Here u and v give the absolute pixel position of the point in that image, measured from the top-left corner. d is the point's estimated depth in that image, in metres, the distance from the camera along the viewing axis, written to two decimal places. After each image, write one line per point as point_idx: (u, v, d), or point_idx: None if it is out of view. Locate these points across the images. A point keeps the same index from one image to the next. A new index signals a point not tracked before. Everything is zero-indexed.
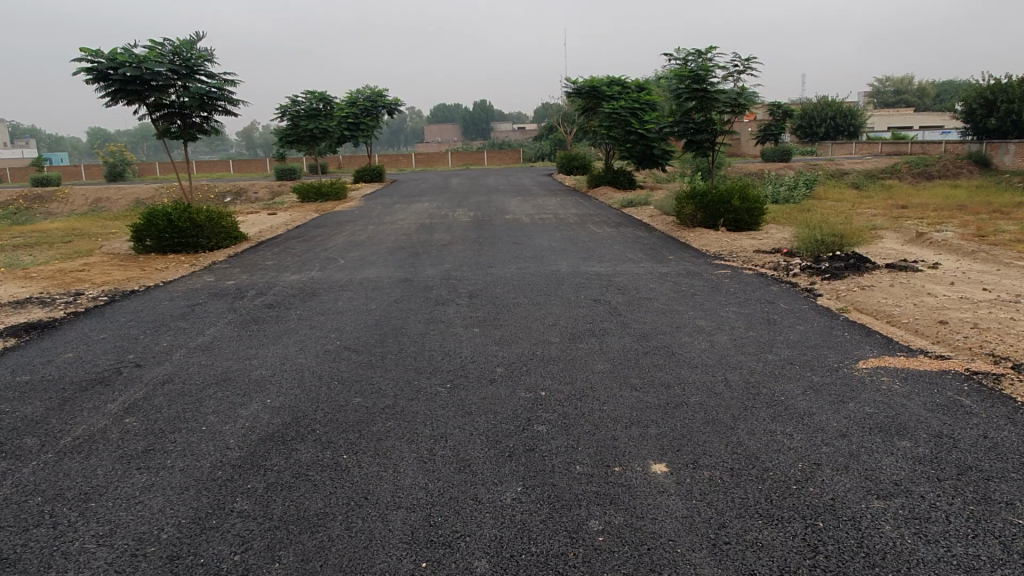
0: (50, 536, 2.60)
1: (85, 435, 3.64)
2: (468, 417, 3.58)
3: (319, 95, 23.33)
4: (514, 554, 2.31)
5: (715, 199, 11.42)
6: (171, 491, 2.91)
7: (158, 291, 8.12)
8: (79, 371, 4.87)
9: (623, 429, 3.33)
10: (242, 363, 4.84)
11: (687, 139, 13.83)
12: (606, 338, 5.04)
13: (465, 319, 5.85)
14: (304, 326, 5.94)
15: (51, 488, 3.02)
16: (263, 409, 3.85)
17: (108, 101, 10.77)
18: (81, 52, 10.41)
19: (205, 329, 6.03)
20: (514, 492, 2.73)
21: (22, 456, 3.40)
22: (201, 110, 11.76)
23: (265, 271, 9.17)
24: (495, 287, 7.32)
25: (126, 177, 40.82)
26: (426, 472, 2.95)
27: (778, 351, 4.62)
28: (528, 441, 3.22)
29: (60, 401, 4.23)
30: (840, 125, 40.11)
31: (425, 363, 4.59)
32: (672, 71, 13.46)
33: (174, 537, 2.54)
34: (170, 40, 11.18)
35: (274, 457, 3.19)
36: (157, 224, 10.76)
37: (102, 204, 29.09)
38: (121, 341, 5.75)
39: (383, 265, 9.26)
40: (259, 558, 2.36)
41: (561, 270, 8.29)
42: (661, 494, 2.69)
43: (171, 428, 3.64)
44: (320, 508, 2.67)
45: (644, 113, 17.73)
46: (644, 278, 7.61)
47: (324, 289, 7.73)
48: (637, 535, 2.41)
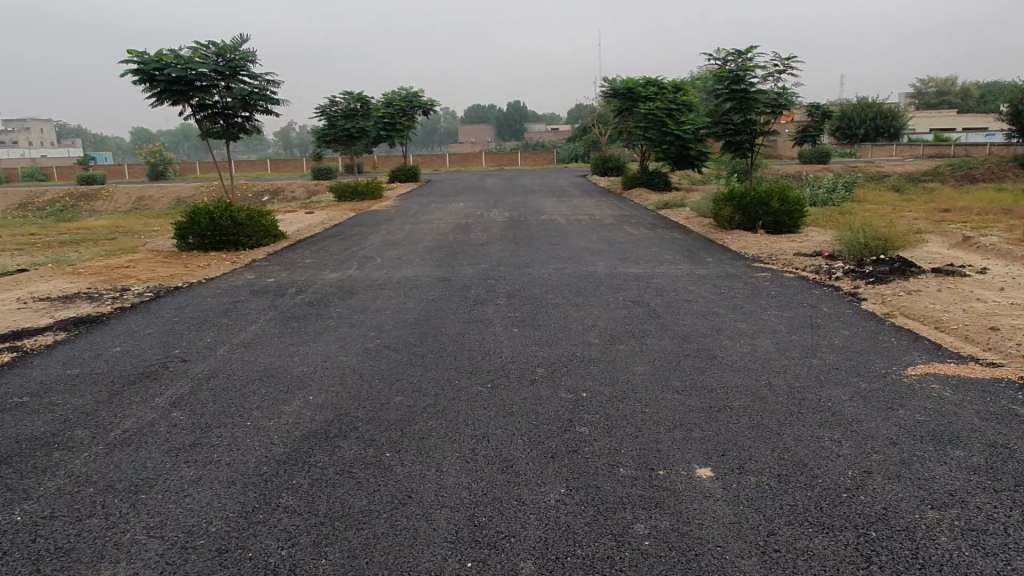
0: (102, 527, 2.66)
1: (133, 428, 3.73)
2: (510, 417, 3.57)
3: (356, 95, 23.73)
4: (560, 557, 2.30)
5: (755, 201, 11.23)
6: (218, 484, 2.96)
7: (202, 288, 8.25)
8: (128, 365, 4.98)
9: (666, 432, 3.30)
10: (284, 360, 4.91)
11: (727, 140, 13.61)
12: (646, 340, 5.00)
13: (504, 319, 5.85)
14: (344, 324, 5.99)
15: (103, 479, 3.09)
16: (307, 406, 3.90)
17: (154, 101, 11.03)
18: (128, 54, 10.70)
19: (248, 326, 6.11)
20: (558, 494, 2.71)
21: (74, 447, 3.49)
22: (242, 110, 11.93)
23: (304, 270, 9.29)
24: (533, 287, 7.30)
25: (167, 177, 41.77)
26: (469, 472, 2.95)
27: (823, 356, 4.54)
28: (570, 442, 3.21)
29: (110, 394, 4.34)
30: (880, 126, 39.40)
31: (465, 363, 4.60)
32: (711, 71, 13.35)
33: (222, 531, 2.58)
34: (214, 41, 11.41)
35: (319, 454, 3.22)
36: (199, 222, 11.00)
37: (144, 203, 29.79)
38: (166, 337, 5.86)
39: (420, 265, 9.30)
40: (307, 554, 2.38)
41: (599, 271, 8.25)
42: (706, 499, 2.65)
43: (217, 423, 3.70)
44: (365, 506, 2.69)
45: (681, 114, 17.56)
46: (683, 280, 7.53)
47: (361, 288, 7.79)
48: (684, 540, 2.38)
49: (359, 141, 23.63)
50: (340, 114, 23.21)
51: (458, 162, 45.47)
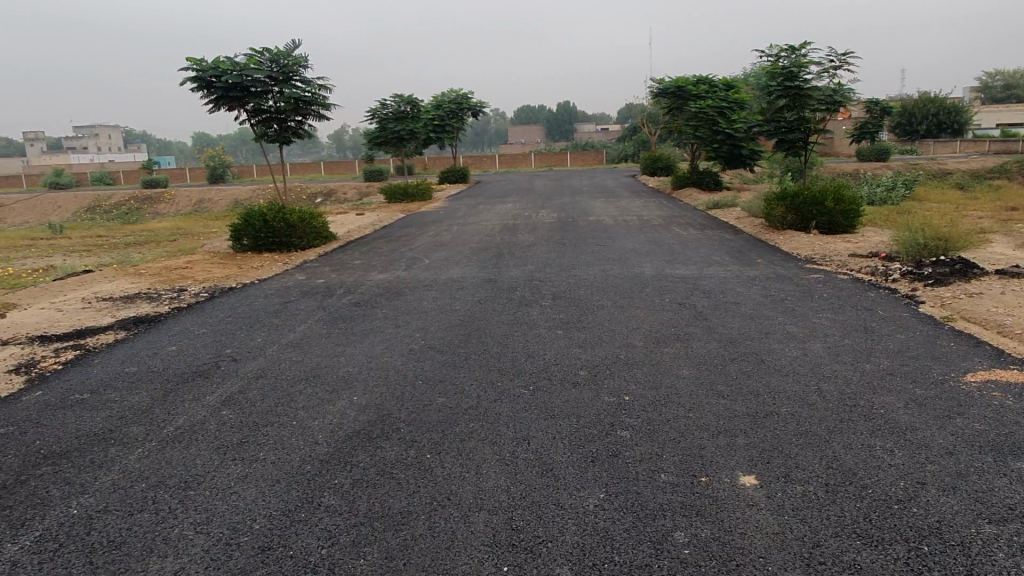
0: (153, 522, 2.74)
1: (185, 425, 3.84)
2: (551, 420, 3.56)
3: (406, 98, 23.98)
4: (597, 563, 2.28)
5: (808, 200, 10.95)
6: (263, 482, 3.02)
7: (255, 289, 8.45)
8: (182, 364, 5.14)
9: (710, 437, 3.24)
10: (331, 360, 4.99)
11: (779, 139, 13.32)
12: (692, 343, 4.92)
13: (548, 321, 5.83)
14: (391, 325, 6.06)
15: (155, 475, 3.19)
16: (351, 406, 3.95)
17: (212, 108, 11.36)
18: (187, 62, 11.05)
19: (297, 327, 6.23)
20: (597, 500, 2.69)
21: (129, 443, 3.61)
22: (295, 115, 12.19)
23: (353, 271, 9.43)
24: (578, 289, 7.26)
25: (226, 180, 42.98)
26: (508, 475, 2.94)
27: (876, 361, 4.39)
28: (610, 447, 3.18)
29: (164, 392, 4.47)
30: (944, 122, 37.98)
31: (508, 365, 4.60)
32: (763, 68, 13.08)
33: (266, 529, 2.63)
34: (268, 48, 11.71)
35: (361, 454, 3.26)
36: (254, 224, 11.27)
37: (204, 205, 30.71)
38: (219, 336, 6.03)
39: (467, 266, 9.34)
40: (346, 554, 2.41)
41: (646, 272, 8.16)
42: (750, 507, 2.59)
43: (264, 422, 3.78)
44: (404, 507, 2.71)
45: (732, 112, 17.25)
46: (732, 282, 7.40)
47: (408, 289, 7.85)
48: (725, 550, 2.32)
49: (409, 143, 23.91)
50: (390, 117, 23.45)
51: (508, 163, 45.56)
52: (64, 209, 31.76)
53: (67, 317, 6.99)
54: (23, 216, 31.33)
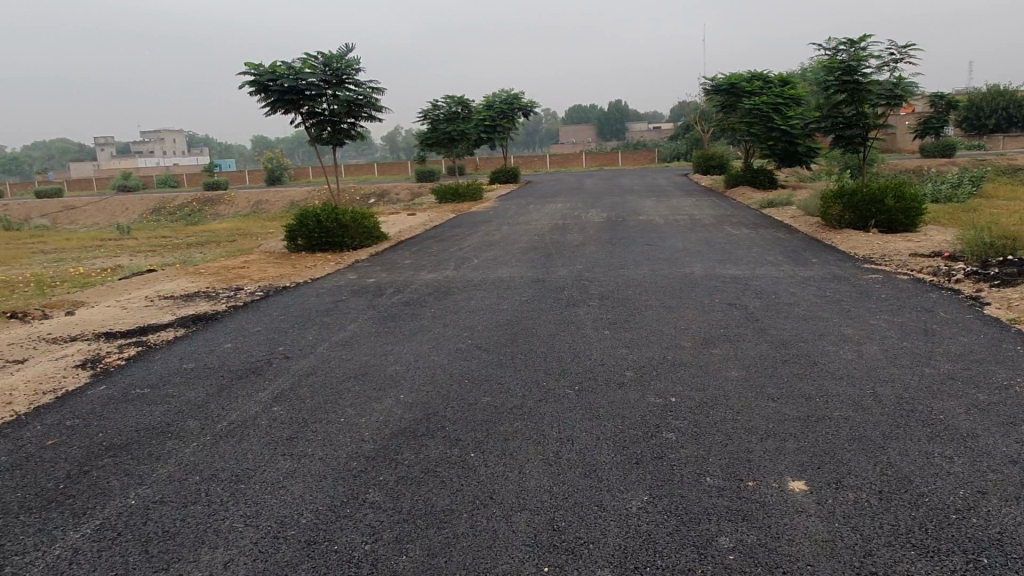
0: (204, 513, 2.83)
1: (238, 421, 3.94)
2: (596, 420, 3.53)
3: (457, 99, 24.17)
4: (639, 567, 2.25)
5: (866, 198, 10.63)
6: (310, 478, 3.08)
7: (308, 288, 8.63)
8: (237, 361, 5.28)
9: (759, 441, 3.17)
10: (379, 358, 5.07)
11: (836, 135, 12.97)
12: (742, 344, 4.84)
13: (596, 321, 5.80)
14: (439, 324, 6.13)
15: (208, 468, 3.28)
16: (398, 404, 4.00)
17: (268, 111, 11.65)
18: (245, 66, 11.36)
19: (348, 325, 6.34)
20: (640, 502, 2.66)
21: (185, 437, 3.73)
22: (348, 117, 12.40)
23: (403, 270, 9.55)
24: (627, 289, 7.21)
25: (283, 182, 44.07)
26: (551, 475, 2.94)
27: (936, 364, 4.23)
28: (655, 449, 3.14)
29: (219, 388, 4.61)
30: (1015, 116, 36.31)
31: (554, 365, 4.58)
32: (820, 62, 12.74)
33: (312, 523, 2.67)
34: (322, 52, 11.94)
35: (406, 451, 3.29)
36: (308, 224, 11.52)
37: (262, 206, 31.55)
38: (273, 334, 6.18)
39: (515, 265, 9.36)
40: (389, 549, 2.44)
41: (696, 272, 8.05)
42: (799, 513, 2.52)
43: (313, 419, 3.85)
44: (447, 504, 2.73)
45: (787, 109, 16.86)
46: (785, 282, 7.23)
47: (457, 289, 7.91)
48: (771, 557, 2.27)
49: (461, 144, 24.08)
50: (441, 118, 23.67)
51: (558, 163, 45.44)
52: (132, 210, 33.05)
53: (131, 315, 7.26)
54: (94, 217, 32.76)
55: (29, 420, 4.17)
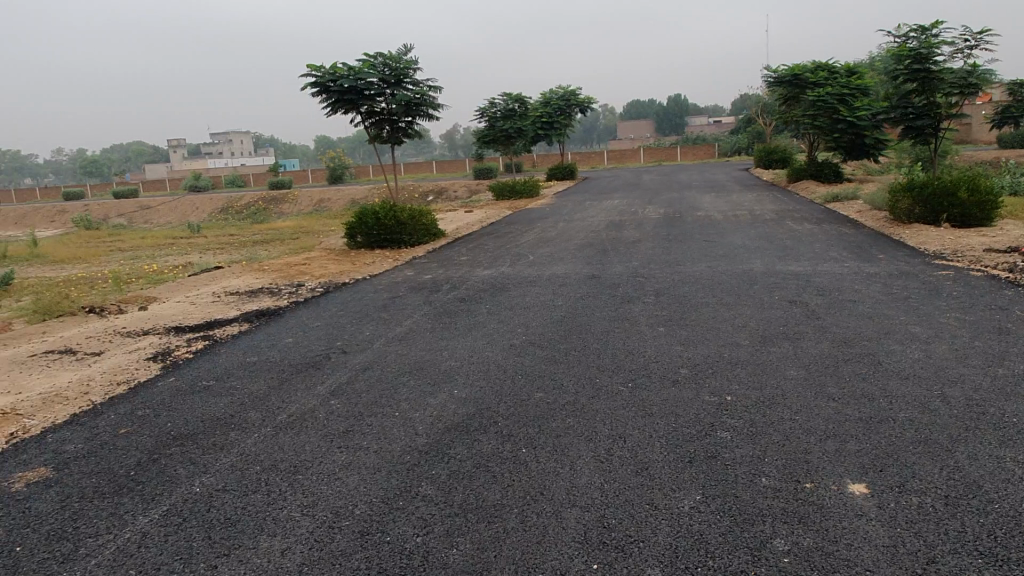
0: (264, 502, 2.92)
1: (297, 413, 4.04)
2: (649, 418, 3.50)
3: (514, 96, 24.20)
4: (689, 567, 2.22)
5: (938, 191, 10.20)
6: (366, 470, 3.14)
7: (366, 284, 8.78)
8: (298, 355, 5.42)
9: (817, 442, 3.08)
10: (434, 354, 5.12)
11: (906, 126, 12.47)
12: (801, 342, 4.71)
13: (651, 318, 5.73)
14: (493, 320, 6.16)
15: (268, 459, 3.38)
16: (451, 399, 4.04)
17: (329, 111, 11.91)
18: (307, 68, 11.63)
19: (404, 321, 6.43)
20: (693, 501, 2.62)
21: (247, 428, 3.85)
22: (406, 116, 12.55)
23: (459, 267, 9.64)
24: (684, 285, 7.11)
25: (344, 180, 44.99)
26: (602, 472, 2.92)
27: (1010, 365, 4.03)
28: (709, 448, 3.09)
29: (280, 381, 4.74)
30: None
31: (608, 362, 4.55)
32: (889, 50, 12.28)
33: (366, 514, 2.73)
34: (382, 52, 12.12)
35: (458, 446, 3.32)
36: (367, 222, 11.71)
37: (324, 205, 32.26)
38: (332, 329, 6.32)
39: (570, 262, 9.34)
40: (440, 542, 2.47)
41: (755, 268, 7.87)
42: (859, 517, 2.45)
43: (369, 412, 3.92)
44: (497, 499, 2.75)
45: (854, 99, 16.30)
46: (849, 279, 7.01)
47: (512, 286, 7.92)
48: (828, 561, 2.21)
49: (517, 141, 24.11)
50: (499, 115, 23.75)
51: (616, 159, 45.02)
52: (201, 209, 34.27)
53: (198, 310, 7.53)
54: (167, 216, 34.11)
55: (103, 409, 4.37)
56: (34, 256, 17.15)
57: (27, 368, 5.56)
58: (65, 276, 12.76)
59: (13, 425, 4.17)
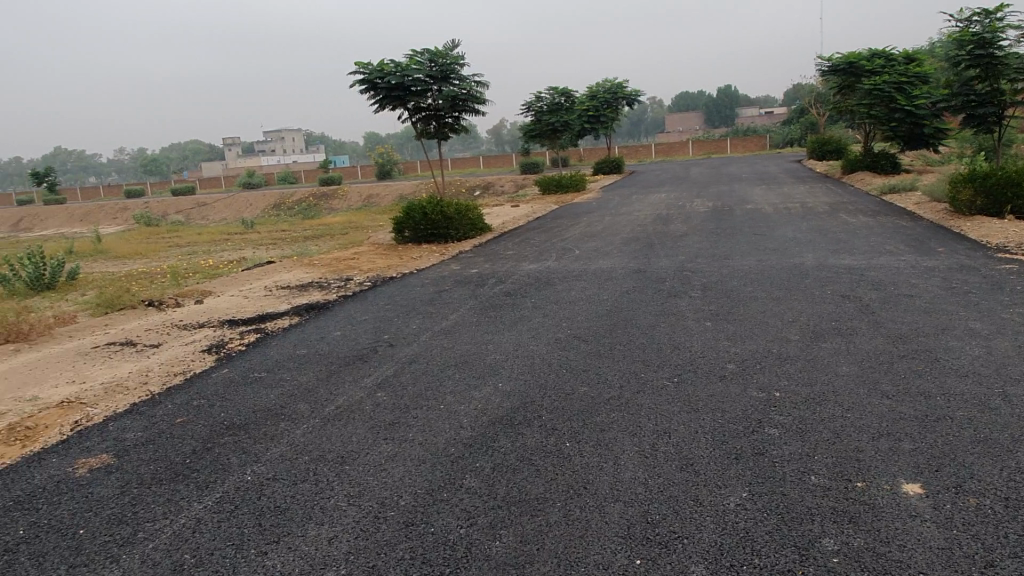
0: (312, 491, 2.98)
1: (345, 405, 4.11)
2: (695, 413, 3.46)
3: (561, 90, 24.15)
4: (734, 565, 2.19)
5: (1002, 182, 9.79)
6: (411, 462, 3.18)
7: (413, 278, 8.87)
8: (346, 348, 5.51)
9: (870, 440, 3.00)
10: (479, 347, 5.15)
11: (968, 114, 12.00)
12: (854, 338, 4.59)
13: (697, 312, 5.66)
14: (538, 314, 6.16)
15: (317, 449, 3.45)
16: (495, 393, 4.06)
17: (377, 108, 12.06)
18: (356, 66, 11.80)
19: (450, 315, 6.48)
20: (739, 498, 2.58)
21: (296, 419, 3.94)
22: (453, 111, 12.61)
23: (505, 261, 9.66)
24: (732, 279, 6.99)
25: (393, 176, 45.49)
26: (646, 467, 2.90)
27: None
28: (757, 445, 3.03)
29: (328, 373, 4.83)
30: None
31: (653, 356, 4.51)
32: (951, 35, 11.84)
33: (411, 505, 2.77)
34: (429, 48, 12.22)
35: (503, 439, 3.34)
36: (414, 217, 11.83)
37: (373, 200, 32.69)
38: (380, 323, 6.41)
39: (617, 256, 9.27)
40: (483, 534, 2.49)
41: (806, 262, 7.69)
42: (913, 518, 2.37)
43: (414, 405, 3.97)
44: (541, 493, 2.75)
45: (913, 87, 15.77)
46: (906, 273, 6.79)
47: (557, 280, 7.91)
48: (879, 562, 2.15)
49: (564, 135, 24.02)
50: (545, 109, 23.74)
51: (664, 151, 44.49)
52: (255, 206, 35.10)
53: (251, 304, 7.72)
54: (222, 213, 35.05)
55: (161, 399, 4.53)
56: (98, 251, 17.84)
57: (90, 359, 5.79)
58: (127, 271, 13.25)
59: (77, 413, 4.35)
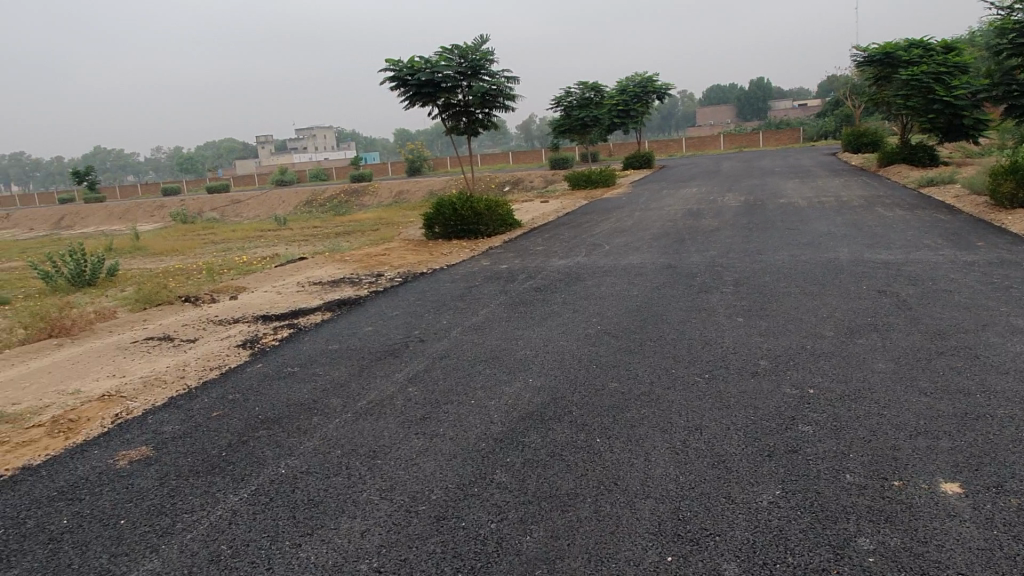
0: (345, 485, 3.02)
1: (376, 400, 4.16)
2: (727, 410, 3.43)
3: (590, 85, 24.19)
4: (767, 563, 2.17)
5: None
6: (442, 456, 3.20)
7: (443, 274, 8.92)
8: (377, 343, 5.56)
9: (907, 439, 2.95)
10: (509, 343, 5.17)
11: (1010, 104, 11.67)
12: (891, 334, 4.50)
13: (729, 308, 5.60)
14: (568, 309, 6.15)
15: (349, 443, 3.49)
16: (525, 388, 4.07)
17: (408, 105, 12.13)
18: (386, 63, 11.87)
19: (480, 310, 6.50)
20: (772, 496, 2.55)
21: (329, 413, 3.99)
22: (483, 107, 12.62)
23: (535, 257, 9.65)
24: (765, 275, 6.90)
25: (423, 172, 45.73)
26: (678, 464, 2.88)
27: None
28: (790, 442, 3.00)
29: (360, 368, 4.88)
30: None
31: (684, 352, 4.48)
32: (992, 23, 11.53)
33: (443, 499, 2.79)
34: (458, 44, 12.23)
35: (533, 435, 3.34)
36: (444, 213, 11.92)
37: (403, 196, 32.91)
38: (410, 318, 6.46)
39: (647, 251, 9.21)
40: (514, 529, 2.50)
41: (841, 257, 7.56)
42: (952, 518, 2.33)
43: (445, 400, 3.99)
44: (571, 488, 2.75)
45: (952, 77, 15.39)
46: (945, 268, 6.64)
47: (587, 275, 7.88)
48: (917, 562, 2.12)
49: (593, 130, 23.93)
50: (574, 104, 23.80)
51: (695, 145, 44.07)
52: (287, 203, 35.55)
53: (284, 299, 7.84)
54: (255, 210, 35.58)
55: (198, 392, 4.62)
56: (136, 248, 18.24)
57: (129, 354, 5.93)
58: (164, 267, 13.51)
59: (117, 407, 4.46)
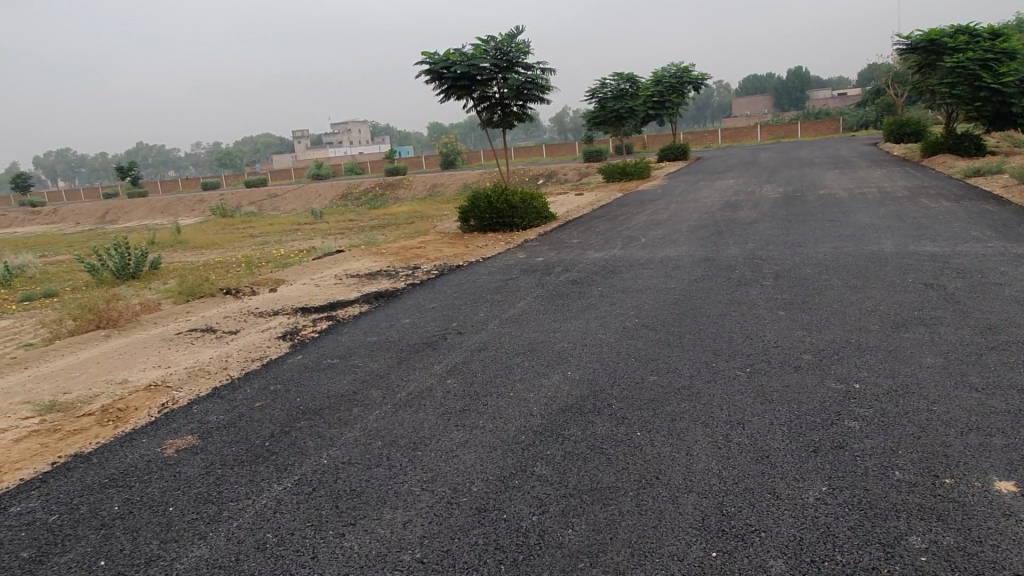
0: (387, 476, 3.05)
1: (415, 392, 4.19)
2: (769, 404, 3.38)
3: (625, 76, 23.86)
4: (815, 560, 2.13)
5: None
6: (482, 449, 3.21)
7: (479, 267, 8.94)
8: (415, 335, 5.60)
9: (958, 435, 2.87)
10: (546, 335, 5.16)
11: None
12: (939, 328, 4.39)
13: (770, 301, 5.52)
14: (605, 302, 6.12)
15: (390, 435, 3.52)
16: (564, 381, 4.05)
17: (443, 98, 12.18)
18: (422, 56, 11.92)
19: (517, 303, 6.50)
20: (818, 492, 2.51)
21: (369, 405, 4.03)
22: (518, 100, 12.60)
23: (570, 249, 9.62)
24: (806, 267, 6.78)
25: (457, 165, 45.85)
26: (721, 458, 2.85)
27: None
28: (836, 437, 2.94)
29: (398, 360, 4.91)
30: None
31: (725, 346, 4.42)
32: None
33: (483, 491, 2.80)
34: (493, 37, 12.24)
35: (573, 428, 3.33)
36: (479, 205, 11.96)
37: (438, 189, 33.09)
38: (447, 310, 6.49)
39: (684, 244, 9.11)
40: (555, 522, 2.49)
41: (885, 249, 7.38)
42: (1007, 517, 2.26)
43: (484, 392, 4.00)
44: (612, 482, 2.74)
45: (1000, 64, 14.92)
46: (994, 260, 6.44)
47: (624, 268, 7.83)
48: (972, 562, 2.06)
49: (629, 121, 23.58)
50: (610, 96, 23.41)
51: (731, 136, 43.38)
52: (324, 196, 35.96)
53: (322, 292, 7.94)
54: (293, 203, 36.05)
55: (241, 383, 4.71)
56: (178, 242, 18.62)
57: (174, 344, 6.06)
58: (206, 260, 13.78)
59: (163, 396, 4.56)
